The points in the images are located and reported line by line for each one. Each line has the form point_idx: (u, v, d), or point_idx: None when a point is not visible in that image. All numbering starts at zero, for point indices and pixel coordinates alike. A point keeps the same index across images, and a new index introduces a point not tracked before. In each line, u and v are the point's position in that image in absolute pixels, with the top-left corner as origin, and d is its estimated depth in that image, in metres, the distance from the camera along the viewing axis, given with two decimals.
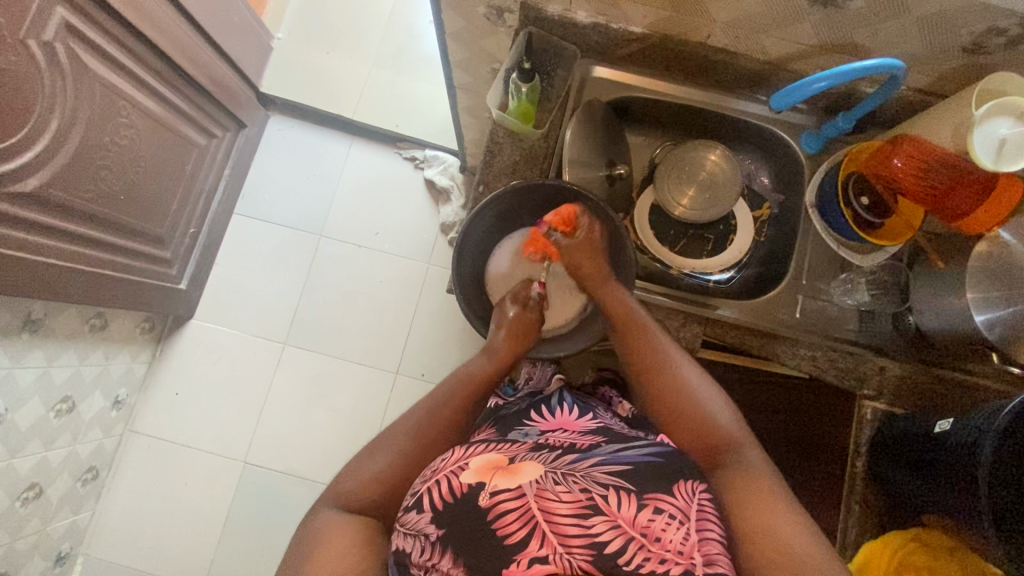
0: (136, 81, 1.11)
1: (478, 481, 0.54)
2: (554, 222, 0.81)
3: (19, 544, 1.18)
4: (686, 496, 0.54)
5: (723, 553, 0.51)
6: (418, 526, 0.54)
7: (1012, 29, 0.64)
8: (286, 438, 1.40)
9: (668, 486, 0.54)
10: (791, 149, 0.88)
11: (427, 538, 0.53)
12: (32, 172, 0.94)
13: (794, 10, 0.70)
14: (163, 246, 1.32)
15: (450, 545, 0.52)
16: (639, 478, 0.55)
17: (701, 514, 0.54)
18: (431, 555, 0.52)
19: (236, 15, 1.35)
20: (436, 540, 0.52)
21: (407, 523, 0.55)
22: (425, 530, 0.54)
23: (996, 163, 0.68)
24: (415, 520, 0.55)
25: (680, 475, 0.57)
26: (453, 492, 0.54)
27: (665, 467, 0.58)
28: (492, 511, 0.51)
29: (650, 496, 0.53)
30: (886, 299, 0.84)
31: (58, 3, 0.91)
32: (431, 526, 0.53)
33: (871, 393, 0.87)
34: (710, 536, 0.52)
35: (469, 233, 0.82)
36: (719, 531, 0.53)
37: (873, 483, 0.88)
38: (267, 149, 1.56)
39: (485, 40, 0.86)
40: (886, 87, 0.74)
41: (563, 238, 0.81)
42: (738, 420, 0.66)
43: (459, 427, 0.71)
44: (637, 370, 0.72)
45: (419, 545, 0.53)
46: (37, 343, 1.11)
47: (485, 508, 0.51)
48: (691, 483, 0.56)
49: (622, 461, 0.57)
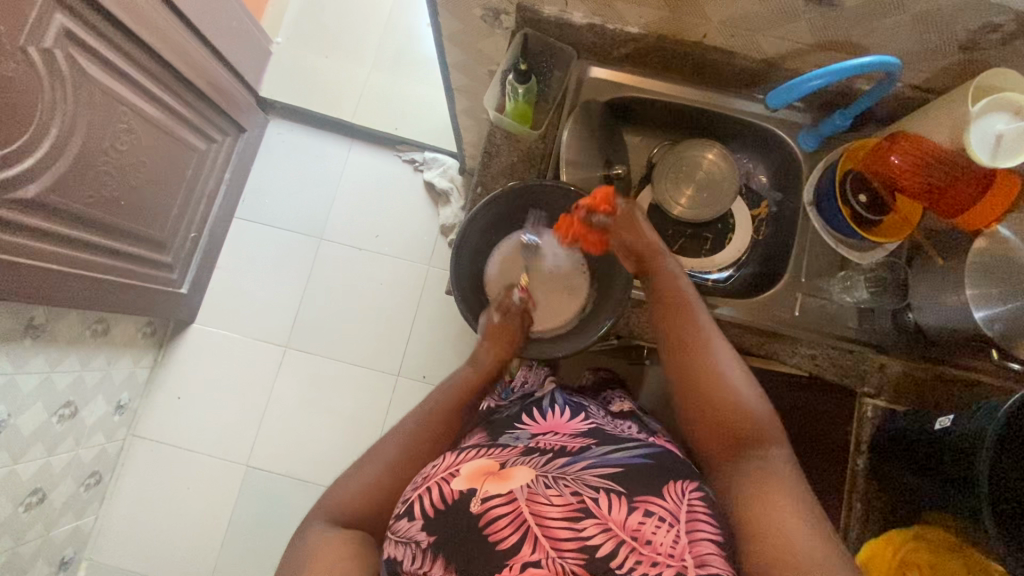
0: (136, 87, 1.12)
1: (469, 488, 0.54)
2: (596, 201, 0.79)
3: (22, 549, 1.18)
4: (676, 497, 0.54)
5: (716, 552, 0.51)
6: (409, 534, 0.54)
7: (1007, 25, 0.65)
8: (287, 442, 1.41)
9: (658, 488, 0.55)
10: (789, 148, 0.88)
11: (417, 545, 0.53)
12: (33, 179, 0.94)
13: (789, 9, 0.70)
14: (164, 250, 1.33)
15: (441, 552, 0.52)
16: (630, 481, 0.55)
17: (692, 514, 0.53)
18: (422, 562, 0.53)
19: (235, 19, 1.36)
20: (427, 547, 0.53)
21: (399, 531, 0.55)
22: (416, 538, 0.54)
23: (992, 159, 0.68)
24: (406, 528, 0.55)
25: (671, 477, 0.57)
26: (444, 499, 0.54)
27: (656, 470, 0.57)
28: (482, 517, 0.51)
29: (640, 499, 0.53)
30: (885, 295, 0.83)
31: (57, 11, 0.92)
32: (422, 533, 0.53)
33: (871, 391, 0.89)
34: (702, 536, 0.52)
35: (468, 236, 0.83)
36: (711, 529, 0.53)
37: (875, 483, 0.90)
38: (267, 153, 1.56)
39: (482, 42, 0.87)
40: (881, 83, 0.74)
41: (603, 218, 0.80)
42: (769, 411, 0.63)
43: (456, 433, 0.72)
44: (670, 349, 0.70)
45: (410, 552, 0.54)
46: (39, 349, 1.11)
47: (476, 514, 0.51)
48: (681, 484, 0.56)
49: (612, 463, 0.57)
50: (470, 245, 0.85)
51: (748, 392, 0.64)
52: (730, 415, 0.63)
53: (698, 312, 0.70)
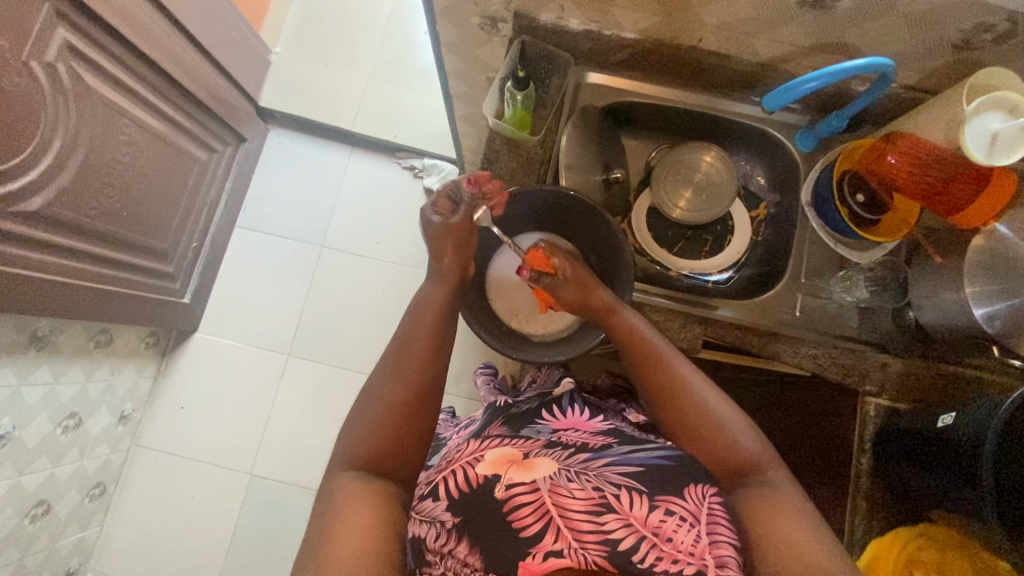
0: (138, 99, 1.12)
1: (494, 473, 0.56)
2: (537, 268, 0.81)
3: (27, 561, 1.18)
4: (696, 499, 0.54)
5: (735, 556, 0.50)
6: (433, 513, 0.56)
7: (1000, 24, 0.65)
8: (289, 448, 1.41)
9: (679, 490, 0.55)
10: (786, 149, 0.89)
11: (442, 524, 0.55)
12: (36, 192, 0.95)
13: (783, 13, 0.70)
14: (166, 260, 1.33)
15: (465, 532, 0.53)
16: (651, 480, 0.56)
17: (712, 517, 0.53)
18: (446, 540, 0.54)
19: (235, 31, 1.37)
20: (451, 526, 0.54)
21: (423, 511, 0.58)
22: (440, 517, 0.56)
23: (988, 156, 0.68)
24: (430, 508, 0.57)
25: (692, 480, 0.57)
26: (469, 482, 0.56)
27: (675, 468, 0.59)
28: (507, 503, 0.52)
29: (661, 498, 0.53)
30: (885, 295, 0.84)
31: (59, 24, 0.93)
32: (447, 513, 0.55)
33: (874, 389, 0.86)
34: (721, 538, 0.51)
35: (442, 212, 0.80)
36: (730, 533, 0.53)
37: (879, 480, 0.85)
38: (268, 162, 1.57)
39: (480, 49, 0.87)
40: (877, 85, 0.75)
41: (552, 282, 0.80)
42: (760, 440, 0.63)
43: (433, 398, 0.67)
44: (651, 391, 0.69)
45: (434, 531, 0.55)
46: (42, 361, 1.11)
47: (500, 500, 0.53)
48: (702, 487, 0.56)
49: (635, 462, 0.58)
50: (439, 216, 0.80)
51: (733, 420, 0.64)
52: (728, 450, 0.62)
53: (674, 359, 0.70)
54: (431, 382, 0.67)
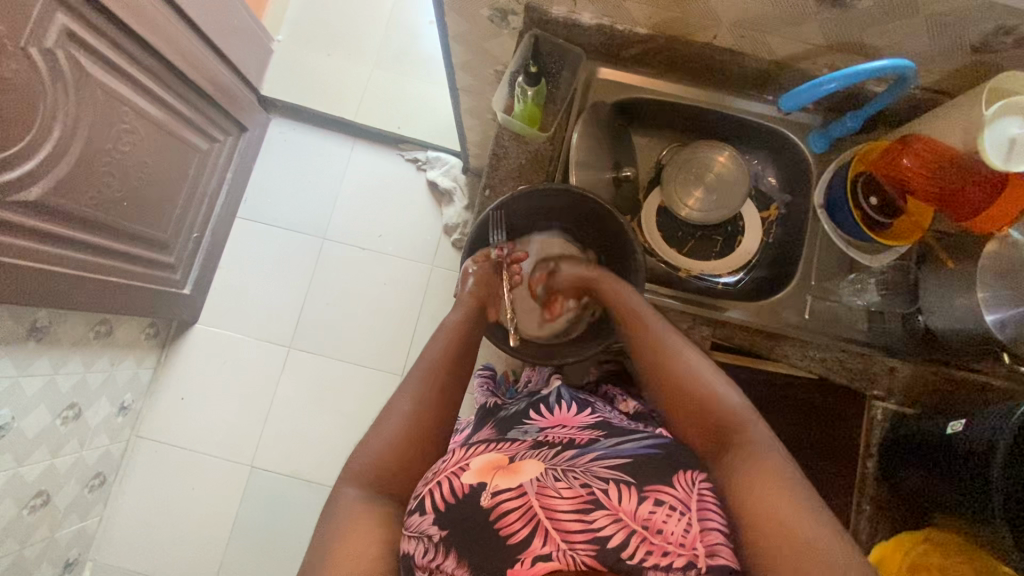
0: (137, 87, 1.10)
1: (479, 482, 0.55)
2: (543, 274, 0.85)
3: (26, 552, 1.18)
4: (686, 486, 0.54)
5: (725, 543, 0.51)
6: (421, 527, 0.54)
7: (1020, 28, 0.64)
8: (290, 440, 1.40)
9: (668, 477, 0.55)
10: (798, 149, 0.86)
11: (430, 539, 0.53)
12: (34, 181, 0.93)
13: (802, 10, 0.69)
14: (166, 251, 1.32)
15: (454, 546, 0.52)
16: (640, 471, 0.55)
17: (702, 503, 0.53)
18: (435, 556, 0.52)
19: (237, 18, 1.34)
20: (440, 541, 0.52)
21: (411, 526, 0.55)
22: (427, 531, 0.54)
23: (1006, 163, 0.67)
24: (417, 522, 0.55)
25: (680, 467, 0.57)
26: (455, 493, 0.54)
27: (664, 459, 0.58)
28: (494, 512, 0.51)
29: (650, 488, 0.53)
30: (896, 300, 0.84)
31: (58, 10, 0.91)
32: (435, 527, 0.53)
33: (881, 394, 0.89)
34: (712, 527, 0.52)
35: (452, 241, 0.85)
36: (719, 521, 0.53)
37: (884, 484, 0.89)
38: (268, 151, 1.55)
39: (489, 42, 0.86)
40: (897, 86, 0.74)
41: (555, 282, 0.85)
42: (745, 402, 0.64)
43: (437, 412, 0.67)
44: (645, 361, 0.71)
45: (422, 547, 0.53)
46: (41, 351, 1.10)
47: (487, 508, 0.52)
48: (691, 474, 0.56)
49: (620, 454, 0.58)
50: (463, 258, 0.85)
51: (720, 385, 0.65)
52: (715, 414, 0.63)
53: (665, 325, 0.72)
54: (439, 383, 0.69)
